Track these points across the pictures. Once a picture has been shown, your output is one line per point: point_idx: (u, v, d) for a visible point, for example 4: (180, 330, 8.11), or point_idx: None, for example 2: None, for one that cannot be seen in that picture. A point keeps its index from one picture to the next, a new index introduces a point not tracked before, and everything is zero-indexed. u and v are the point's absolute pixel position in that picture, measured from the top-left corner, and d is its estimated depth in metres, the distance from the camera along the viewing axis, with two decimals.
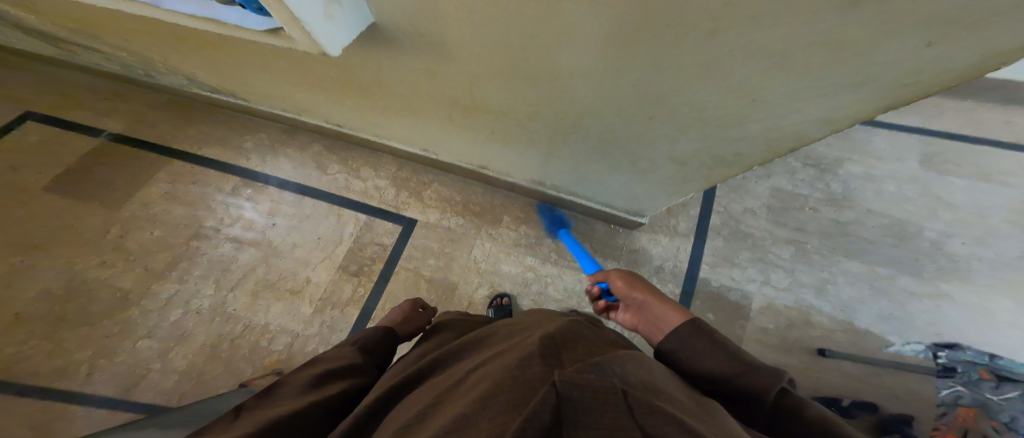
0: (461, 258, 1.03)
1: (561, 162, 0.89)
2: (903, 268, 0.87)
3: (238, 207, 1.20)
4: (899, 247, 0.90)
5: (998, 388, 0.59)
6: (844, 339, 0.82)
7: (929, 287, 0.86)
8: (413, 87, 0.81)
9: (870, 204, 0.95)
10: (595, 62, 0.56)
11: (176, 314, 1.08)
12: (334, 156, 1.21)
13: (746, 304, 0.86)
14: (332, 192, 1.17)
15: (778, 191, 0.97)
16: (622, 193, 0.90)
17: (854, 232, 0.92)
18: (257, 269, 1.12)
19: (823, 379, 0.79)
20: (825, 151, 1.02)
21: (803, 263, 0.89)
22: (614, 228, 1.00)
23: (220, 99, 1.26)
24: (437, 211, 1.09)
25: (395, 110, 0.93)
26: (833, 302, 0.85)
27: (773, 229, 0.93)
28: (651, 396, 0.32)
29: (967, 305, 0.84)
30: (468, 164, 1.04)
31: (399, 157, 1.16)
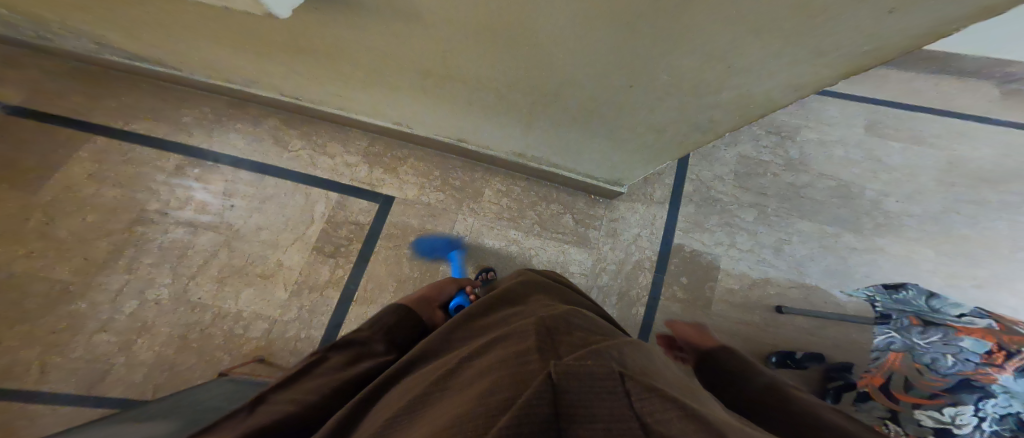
0: (443, 234, 1.01)
1: (541, 133, 0.87)
2: (847, 226, 0.98)
3: (186, 188, 1.08)
4: (844, 206, 1.00)
5: (923, 333, 0.64)
6: (796, 293, 0.92)
7: (866, 242, 0.97)
8: (375, 54, 0.73)
9: (822, 167, 1.03)
10: (580, 33, 0.54)
11: (132, 306, 1.00)
12: (293, 129, 1.11)
13: (715, 266, 0.94)
14: (296, 170, 1.08)
15: (744, 158, 1.03)
16: (603, 163, 0.91)
17: (807, 195, 1.00)
18: (220, 255, 1.04)
19: (780, 333, 0.89)
20: (785, 118, 1.08)
21: (764, 226, 0.97)
22: (594, 199, 1.02)
23: (141, 67, 1.08)
24: (415, 187, 1.05)
25: (361, 81, 0.85)
26: (788, 260, 0.95)
27: (739, 195, 1.00)
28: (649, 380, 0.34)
29: (896, 256, 0.96)
30: (444, 137, 0.99)
31: (368, 130, 1.08)
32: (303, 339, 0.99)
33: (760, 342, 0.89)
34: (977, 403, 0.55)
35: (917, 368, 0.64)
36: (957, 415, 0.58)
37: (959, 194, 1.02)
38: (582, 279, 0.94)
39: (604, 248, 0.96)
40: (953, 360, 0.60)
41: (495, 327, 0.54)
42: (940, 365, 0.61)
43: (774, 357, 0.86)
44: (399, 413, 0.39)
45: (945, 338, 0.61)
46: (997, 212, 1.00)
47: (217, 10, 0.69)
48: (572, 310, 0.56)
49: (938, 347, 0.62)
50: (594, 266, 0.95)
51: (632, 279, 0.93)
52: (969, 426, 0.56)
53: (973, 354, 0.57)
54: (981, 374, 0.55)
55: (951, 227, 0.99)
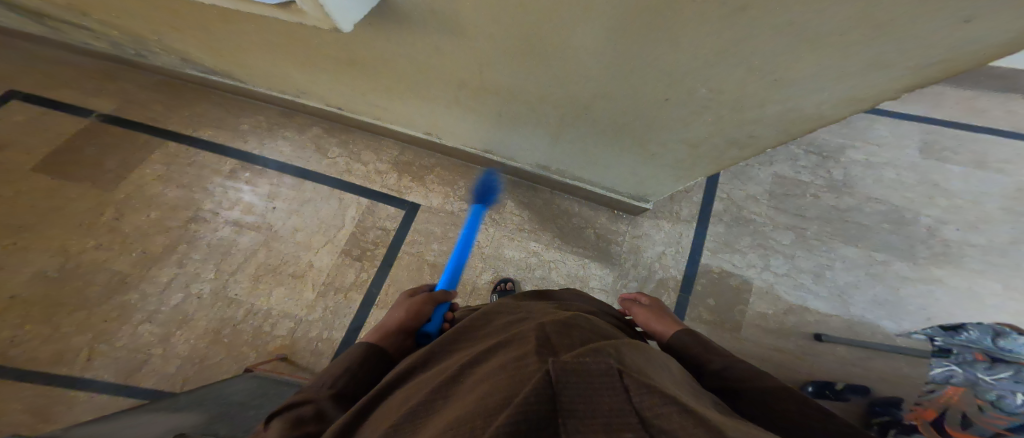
0: (464, 242, 1.03)
1: (571, 146, 0.88)
2: (899, 254, 0.89)
3: (236, 191, 1.18)
4: (896, 232, 0.92)
5: (991, 367, 0.56)
6: (839, 323, 0.84)
7: (923, 272, 0.88)
8: (422, 64, 0.78)
9: (869, 191, 0.96)
10: (617, 43, 0.55)
11: (176, 298, 1.07)
12: (335, 139, 1.19)
13: (747, 289, 0.88)
14: (333, 177, 1.15)
15: (780, 178, 0.99)
16: (629, 177, 0.90)
17: (853, 219, 0.93)
18: (258, 253, 1.11)
19: (819, 362, 0.82)
20: (827, 138, 1.03)
21: (803, 249, 0.91)
22: (617, 214, 1.01)
23: (212, 80, 1.22)
24: (440, 195, 1.08)
25: (402, 91, 0.90)
26: (831, 287, 0.87)
27: (774, 215, 0.94)
28: (651, 378, 0.32)
29: (959, 289, 0.86)
30: (472, 147, 1.03)
31: (401, 140, 1.14)
32: (325, 340, 1.02)
33: (797, 376, 0.81)
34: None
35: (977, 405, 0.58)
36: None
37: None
38: (602, 295, 0.92)
39: (626, 265, 0.94)
40: None
41: (500, 331, 0.54)
42: (1007, 401, 0.54)
43: (811, 386, 0.78)
44: (401, 421, 0.38)
45: (1019, 375, 0.53)
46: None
47: (281, 24, 0.77)
48: (579, 316, 0.54)
49: (1021, 384, 0.54)
50: (615, 283, 0.92)
51: (655, 298, 0.89)
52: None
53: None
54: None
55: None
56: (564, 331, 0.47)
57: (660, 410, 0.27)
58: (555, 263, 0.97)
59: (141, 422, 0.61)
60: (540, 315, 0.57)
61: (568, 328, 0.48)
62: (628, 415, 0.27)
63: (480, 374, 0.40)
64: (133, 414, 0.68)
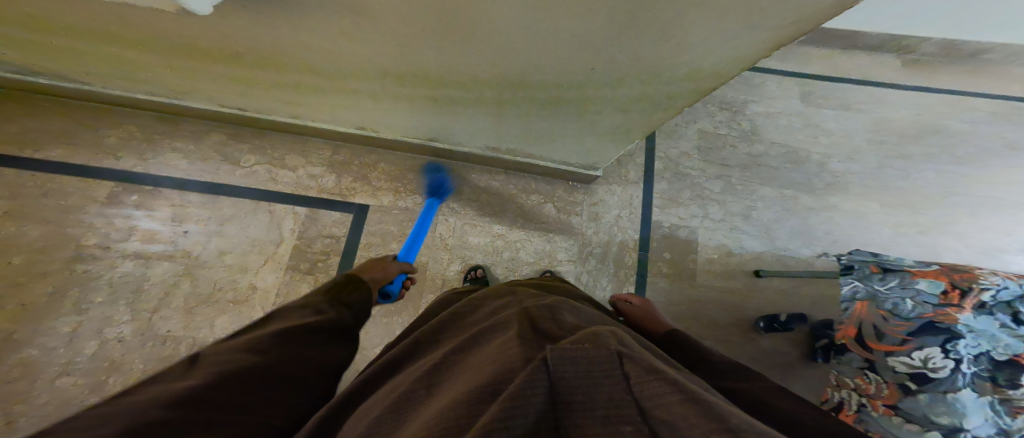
0: (425, 237, 0.98)
1: (510, 124, 0.85)
2: (804, 189, 1.05)
3: (128, 217, 0.97)
4: (798, 169, 1.06)
5: (884, 279, 0.70)
6: (771, 258, 0.98)
7: (822, 201, 1.04)
8: (317, 49, 0.65)
9: (778, 134, 1.09)
10: (535, 20, 0.51)
11: (91, 347, 0.90)
12: (244, 144, 1.01)
13: (693, 239, 0.99)
14: (254, 187, 0.99)
15: (704, 133, 1.08)
16: (577, 149, 0.91)
17: (764, 163, 1.06)
18: (182, 287, 0.96)
19: (765, 296, 0.96)
20: (732, 94, 1.13)
21: (732, 195, 1.02)
22: (572, 185, 1.03)
23: (43, 85, 0.92)
24: (390, 193, 1.00)
25: (308, 83, 0.77)
26: (758, 226, 1.01)
27: (705, 168, 1.04)
28: (647, 357, 0.36)
29: (849, 212, 1.04)
30: (413, 138, 0.94)
31: (330, 139, 1.01)
32: None
33: (738, 307, 0.95)
34: (945, 343, 0.58)
35: (882, 315, 0.66)
36: (929, 358, 0.59)
37: (893, 150, 1.11)
38: (571, 265, 0.96)
39: (588, 233, 0.98)
40: (914, 303, 0.64)
41: (487, 318, 0.55)
42: (903, 309, 0.64)
43: (762, 322, 0.91)
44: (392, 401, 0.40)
45: (904, 282, 0.67)
46: (926, 163, 1.10)
47: (119, 13, 0.59)
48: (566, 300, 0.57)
49: (899, 291, 0.66)
50: (580, 252, 0.97)
51: (617, 261, 0.96)
52: (947, 369, 0.57)
53: (931, 296, 0.63)
54: (944, 315, 0.60)
55: (889, 180, 1.08)
56: (551, 313, 0.50)
57: (652, 391, 0.31)
58: (521, 243, 0.98)
59: None
60: (528, 299, 0.59)
61: (556, 311, 0.51)
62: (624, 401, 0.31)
63: (472, 357, 0.42)
64: None
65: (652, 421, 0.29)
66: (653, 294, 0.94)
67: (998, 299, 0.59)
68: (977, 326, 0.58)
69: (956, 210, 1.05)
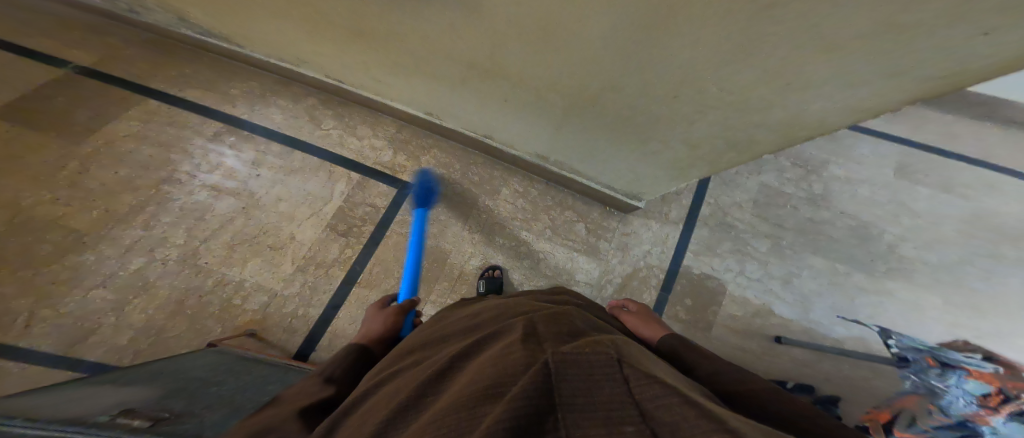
0: (456, 227, 1.02)
1: (559, 134, 0.90)
2: (860, 267, 0.96)
3: (221, 154, 1.13)
4: (860, 246, 0.99)
5: None
6: (800, 327, 0.91)
7: (877, 284, 0.95)
8: (410, 32, 0.76)
9: (844, 206, 1.02)
10: (632, 39, 0.56)
11: (137, 263, 1.00)
12: (329, 111, 1.17)
13: (722, 292, 0.94)
14: (324, 148, 1.13)
15: (767, 187, 1.04)
16: (625, 175, 0.93)
17: (825, 232, 1.00)
18: (237, 221, 1.06)
19: (775, 362, 0.88)
20: (813, 153, 1.08)
21: (777, 257, 0.97)
22: (609, 211, 1.04)
23: (206, 42, 1.17)
24: (434, 177, 1.08)
25: (395, 63, 0.89)
26: (796, 294, 0.94)
27: (755, 224, 1.00)
28: (651, 368, 0.32)
29: (904, 302, 0.94)
30: (472, 132, 1.04)
31: (397, 118, 1.14)
32: (300, 317, 0.98)
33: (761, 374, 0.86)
34: None
35: None
36: None
37: (973, 247, 0.99)
38: (586, 287, 0.95)
39: (614, 262, 0.97)
40: None
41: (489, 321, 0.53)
42: None
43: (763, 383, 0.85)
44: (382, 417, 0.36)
45: None
46: (1011, 272, 0.97)
47: None
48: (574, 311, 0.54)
49: None
50: (600, 277, 0.96)
51: (636, 293, 0.94)
52: None
53: None
54: None
55: (962, 279, 0.96)
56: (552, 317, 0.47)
57: (659, 401, 0.27)
58: (544, 254, 0.99)
59: (92, 394, 0.52)
60: (528, 307, 0.57)
61: (556, 314, 0.49)
62: (628, 407, 0.27)
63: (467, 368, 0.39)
64: (70, 385, 0.57)
65: (655, 421, 0.26)
66: None
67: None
68: None
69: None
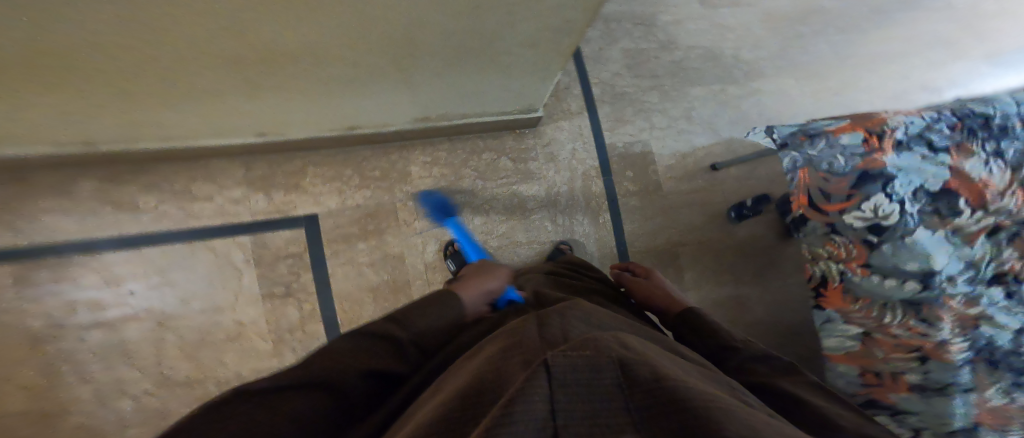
0: (391, 228, 0.89)
1: (423, 91, 0.68)
2: (739, 73, 0.99)
3: (36, 308, 0.78)
4: (729, 59, 0.99)
5: (822, 141, 0.58)
6: (723, 149, 0.96)
7: (770, 78, 1.00)
8: (128, 50, 0.43)
9: (687, 40, 0.97)
10: None
11: (120, 409, 0.78)
12: (131, 185, 0.82)
13: (649, 152, 0.94)
14: (172, 229, 0.84)
15: (628, 50, 0.95)
16: (507, 96, 0.75)
17: (690, 66, 0.97)
18: (150, 365, 0.81)
19: (726, 187, 0.96)
20: (639, 7, 0.98)
21: (669, 101, 0.95)
22: (519, 132, 0.93)
23: None
24: (333, 193, 0.87)
25: (149, 100, 0.55)
26: (702, 124, 0.96)
27: (638, 81, 0.95)
28: (680, 380, 0.21)
29: (777, 89, 1.00)
30: (333, 131, 0.78)
31: (243, 154, 0.84)
32: None
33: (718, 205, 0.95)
34: (886, 188, 0.53)
35: (821, 177, 0.57)
36: (879, 206, 0.53)
37: (785, 35, 1.02)
38: (543, 212, 0.93)
39: (550, 172, 0.93)
40: (842, 156, 0.56)
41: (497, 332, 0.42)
42: (838, 165, 0.55)
43: (733, 213, 0.93)
44: None
45: (851, 147, 0.55)
46: (817, 37, 1.03)
47: None
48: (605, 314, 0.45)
49: (834, 148, 0.56)
50: (548, 195, 0.93)
51: (587, 195, 0.94)
52: (895, 213, 0.53)
53: (855, 146, 0.55)
54: (873, 161, 0.54)
55: (790, 61, 1.01)
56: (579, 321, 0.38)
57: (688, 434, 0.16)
58: (488, 204, 0.92)
59: None
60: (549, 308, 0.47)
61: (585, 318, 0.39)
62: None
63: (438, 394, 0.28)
64: None
65: None
66: (630, 222, 0.94)
67: (983, 143, 0.54)
68: (901, 163, 0.53)
69: (853, 76, 1.03)
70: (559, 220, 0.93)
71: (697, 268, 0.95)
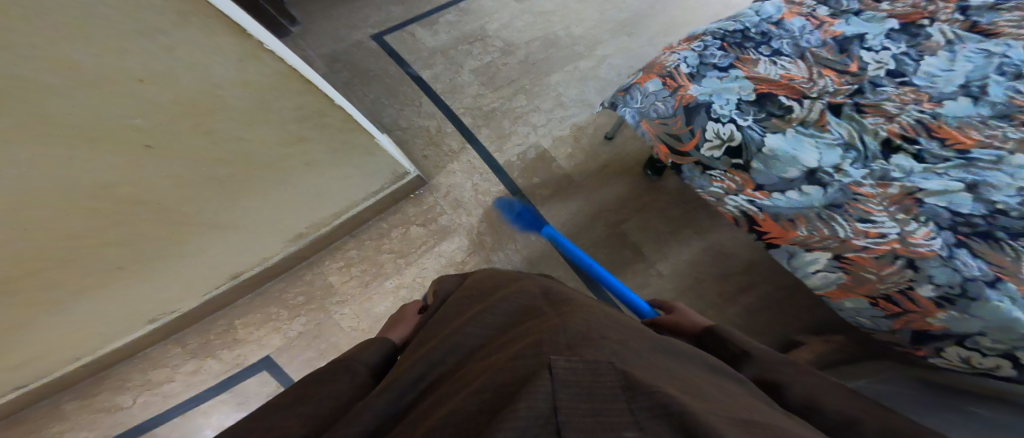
0: (340, 336, 0.83)
1: (278, 199, 0.68)
2: (580, 48, 1.04)
3: None
4: (566, 38, 1.05)
5: (639, 94, 0.62)
6: (606, 118, 0.97)
7: (610, 40, 1.05)
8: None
9: (521, 37, 1.05)
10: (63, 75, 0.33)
11: None
12: (72, 415, 0.75)
13: (542, 151, 0.94)
14: (140, 427, 0.76)
15: (477, 68, 1.01)
16: (358, 180, 0.78)
17: (535, 58, 1.03)
18: None
19: (630, 152, 0.94)
20: (469, 26, 1.07)
21: (535, 97, 0.99)
22: (416, 195, 0.91)
23: None
24: (274, 332, 0.83)
25: (48, 297, 0.55)
26: (575, 103, 0.98)
27: (498, 92, 0.99)
28: None
29: (622, 49, 1.04)
30: (220, 287, 0.79)
31: (145, 348, 0.79)
32: None
33: (632, 173, 0.92)
34: (711, 115, 0.57)
35: (660, 124, 0.60)
36: (721, 131, 0.56)
37: (598, 2, 1.11)
38: (472, 257, 0.86)
39: (463, 217, 0.89)
40: (661, 100, 0.60)
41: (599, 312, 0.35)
42: (664, 108, 0.60)
43: (648, 171, 0.89)
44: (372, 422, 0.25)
45: (660, 91, 0.60)
46: None
47: None
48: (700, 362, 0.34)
49: (651, 96, 0.61)
50: (471, 240, 0.88)
51: (503, 219, 0.89)
52: (733, 131, 0.55)
53: (663, 90, 0.60)
54: (684, 97, 0.58)
55: (616, 21, 1.08)
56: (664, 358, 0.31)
57: None
58: (417, 276, 0.86)
59: None
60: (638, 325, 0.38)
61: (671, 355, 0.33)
62: None
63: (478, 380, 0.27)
64: None
65: None
66: (558, 224, 0.88)
67: (756, 49, 0.62)
68: (705, 89, 0.58)
69: (672, 15, 1.09)
70: (492, 257, 0.86)
71: (652, 240, 0.88)
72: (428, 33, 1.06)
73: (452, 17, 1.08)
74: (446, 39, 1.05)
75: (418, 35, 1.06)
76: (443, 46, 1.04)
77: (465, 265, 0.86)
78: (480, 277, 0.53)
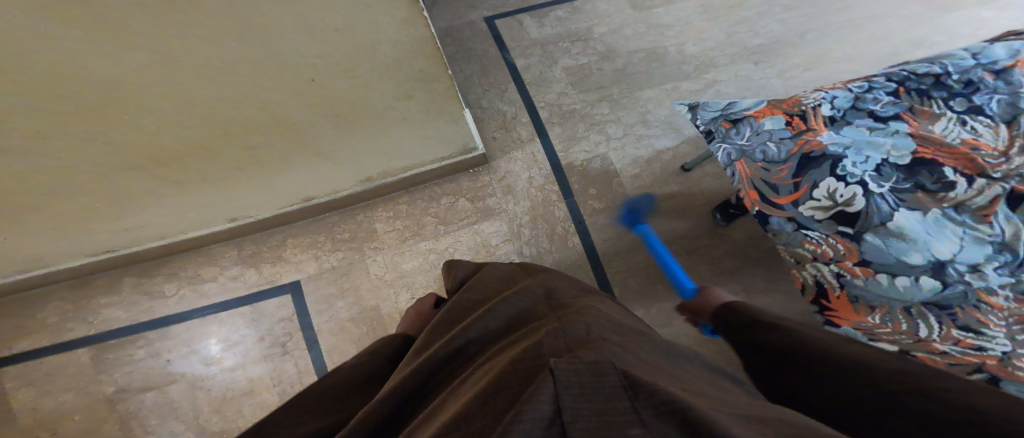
0: (366, 283, 0.85)
1: (355, 138, 0.71)
2: (682, 71, 1.02)
3: (38, 408, 0.75)
4: (670, 59, 1.03)
5: (746, 130, 0.58)
6: (688, 148, 0.94)
7: (715, 71, 1.02)
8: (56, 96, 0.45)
9: (625, 47, 1.05)
10: None
11: None
12: (124, 278, 0.82)
13: (610, 163, 0.93)
14: (172, 309, 0.82)
15: (570, 68, 1.02)
16: (432, 141, 0.80)
17: (632, 71, 1.02)
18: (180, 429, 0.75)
19: (701, 187, 0.91)
20: (576, 25, 1.07)
21: (620, 109, 0.98)
22: (475, 171, 0.92)
23: None
24: (310, 260, 0.86)
25: (138, 175, 0.60)
26: (660, 125, 0.97)
27: (584, 95, 0.99)
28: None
29: (725, 83, 1.01)
30: (292, 205, 0.82)
31: (211, 242, 0.84)
32: None
33: (695, 210, 0.89)
34: (833, 171, 0.50)
35: (762, 167, 0.55)
36: (834, 190, 0.50)
37: (717, 30, 1.07)
38: (510, 246, 0.87)
39: (509, 205, 0.90)
40: (774, 142, 0.55)
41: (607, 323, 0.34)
42: (775, 152, 0.54)
43: (718, 215, 0.86)
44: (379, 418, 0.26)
45: (777, 131, 0.55)
46: (749, 26, 1.07)
47: None
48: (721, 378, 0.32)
49: (759, 135, 0.56)
50: (511, 228, 0.88)
51: (551, 218, 0.88)
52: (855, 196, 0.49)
53: (780, 131, 0.55)
54: (805, 144, 0.53)
55: (731, 49, 1.05)
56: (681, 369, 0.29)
57: None
58: (453, 247, 0.87)
59: None
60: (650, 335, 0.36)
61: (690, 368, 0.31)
62: None
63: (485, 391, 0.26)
64: None
65: None
66: (603, 239, 0.87)
67: (946, 101, 0.52)
68: (836, 141, 0.52)
69: (790, 60, 1.03)
70: (529, 251, 0.86)
71: (694, 282, 0.85)
72: (534, 23, 1.07)
73: (563, 13, 1.09)
74: (550, 32, 1.06)
75: (524, 23, 1.08)
76: (547, 38, 1.05)
77: (501, 251, 0.86)
78: (483, 282, 0.53)
